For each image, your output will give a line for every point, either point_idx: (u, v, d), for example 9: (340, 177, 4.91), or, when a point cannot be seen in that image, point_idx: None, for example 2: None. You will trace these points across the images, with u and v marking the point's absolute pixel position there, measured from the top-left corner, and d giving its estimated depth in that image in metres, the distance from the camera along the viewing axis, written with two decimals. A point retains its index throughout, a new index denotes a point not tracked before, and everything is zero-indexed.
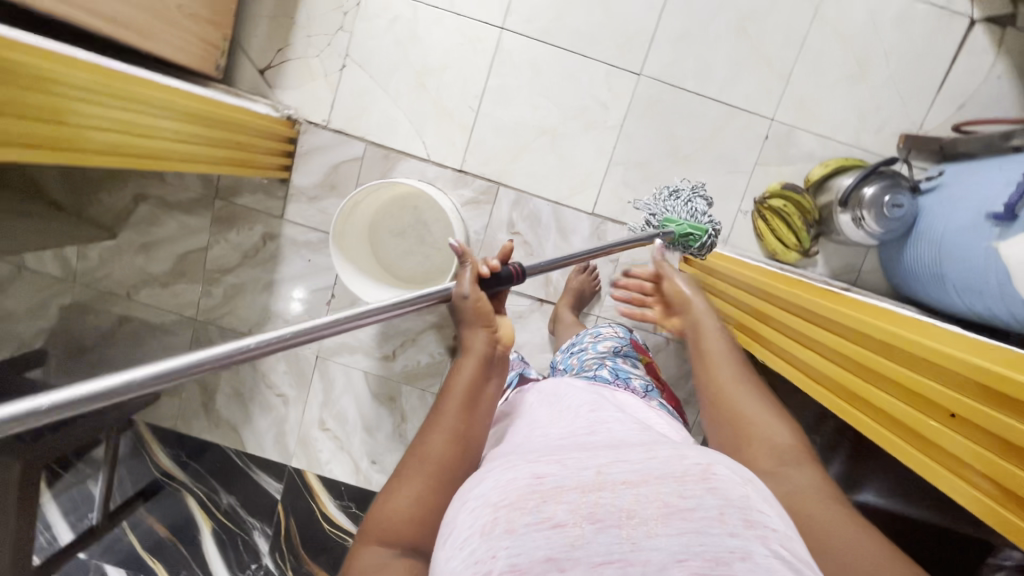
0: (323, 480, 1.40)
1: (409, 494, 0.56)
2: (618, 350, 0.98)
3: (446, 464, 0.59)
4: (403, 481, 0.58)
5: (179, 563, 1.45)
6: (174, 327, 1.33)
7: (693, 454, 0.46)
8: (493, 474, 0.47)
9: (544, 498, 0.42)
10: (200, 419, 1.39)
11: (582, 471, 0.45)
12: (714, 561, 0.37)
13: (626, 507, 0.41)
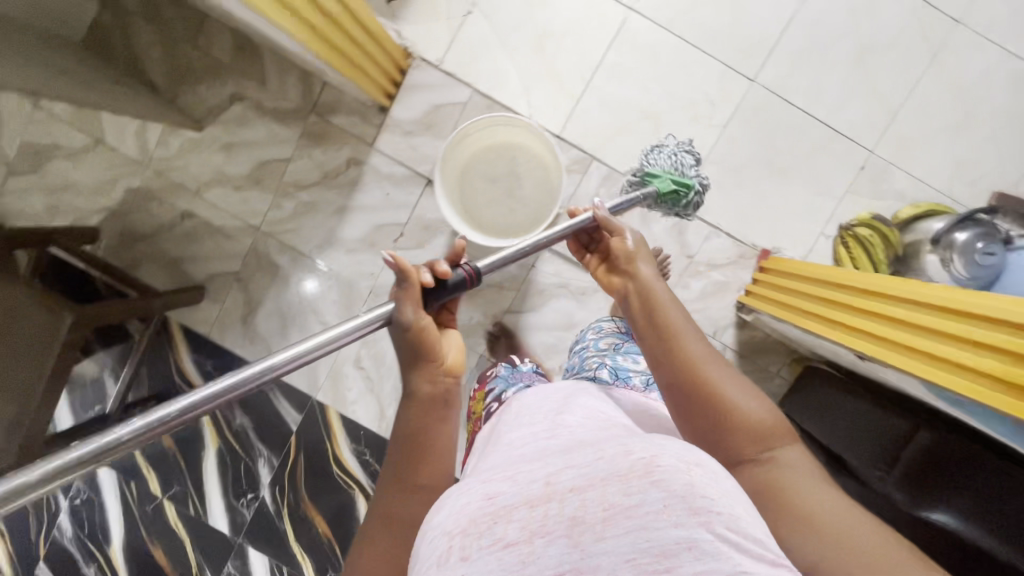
0: (344, 420, 1.37)
1: (382, 526, 0.61)
2: (620, 346, 0.95)
3: (405, 487, 0.62)
4: (374, 515, 0.62)
5: (176, 475, 1.42)
6: (235, 234, 1.32)
7: (637, 448, 0.47)
8: (449, 498, 0.52)
9: (495, 518, 0.47)
10: (235, 332, 1.35)
11: (529, 487, 0.49)
12: (662, 555, 0.42)
13: (572, 515, 0.45)
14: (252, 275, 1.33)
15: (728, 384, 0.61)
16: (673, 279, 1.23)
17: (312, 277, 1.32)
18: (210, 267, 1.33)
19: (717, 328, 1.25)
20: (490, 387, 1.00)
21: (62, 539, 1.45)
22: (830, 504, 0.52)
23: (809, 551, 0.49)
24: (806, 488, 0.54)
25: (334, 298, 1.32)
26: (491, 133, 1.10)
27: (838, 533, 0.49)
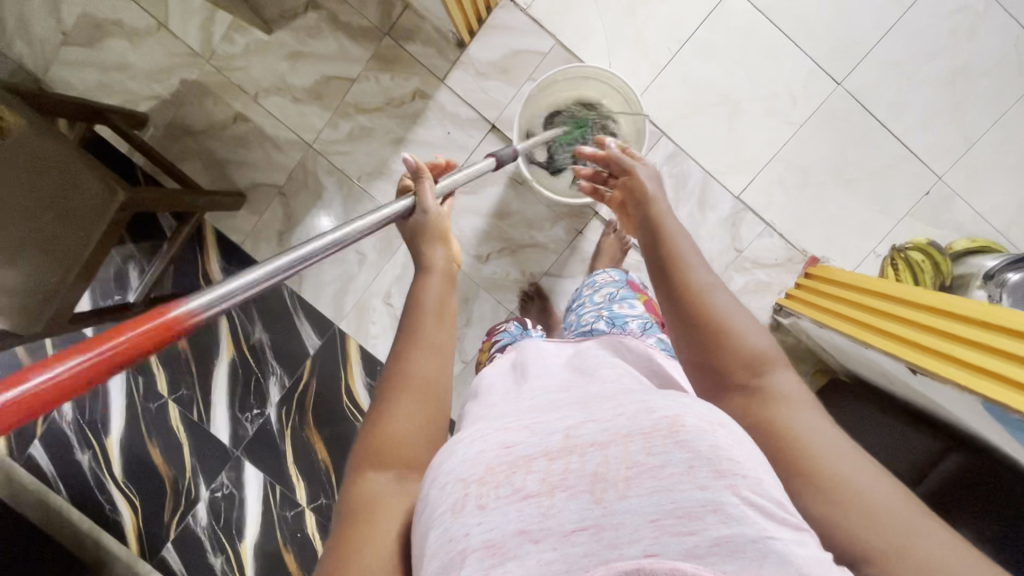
0: (362, 352, 1.35)
1: (405, 417, 0.55)
2: (615, 297, 0.88)
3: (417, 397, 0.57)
4: (394, 403, 0.55)
5: (185, 378, 1.42)
6: (285, 146, 1.29)
7: (659, 405, 0.43)
8: (462, 441, 0.46)
9: (514, 468, 0.42)
10: (269, 246, 1.33)
11: (548, 436, 0.44)
12: (685, 517, 0.37)
13: (593, 471, 0.41)
14: (296, 191, 1.30)
15: (728, 312, 0.56)
16: (719, 270, 1.22)
17: (357, 205, 1.29)
18: (254, 176, 1.30)
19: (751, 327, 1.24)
20: (497, 339, 1.01)
21: (62, 422, 1.47)
22: (851, 459, 0.47)
23: (833, 525, 0.44)
24: (816, 430, 0.49)
25: (375, 229, 1.30)
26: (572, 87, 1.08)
27: (864, 500, 0.44)
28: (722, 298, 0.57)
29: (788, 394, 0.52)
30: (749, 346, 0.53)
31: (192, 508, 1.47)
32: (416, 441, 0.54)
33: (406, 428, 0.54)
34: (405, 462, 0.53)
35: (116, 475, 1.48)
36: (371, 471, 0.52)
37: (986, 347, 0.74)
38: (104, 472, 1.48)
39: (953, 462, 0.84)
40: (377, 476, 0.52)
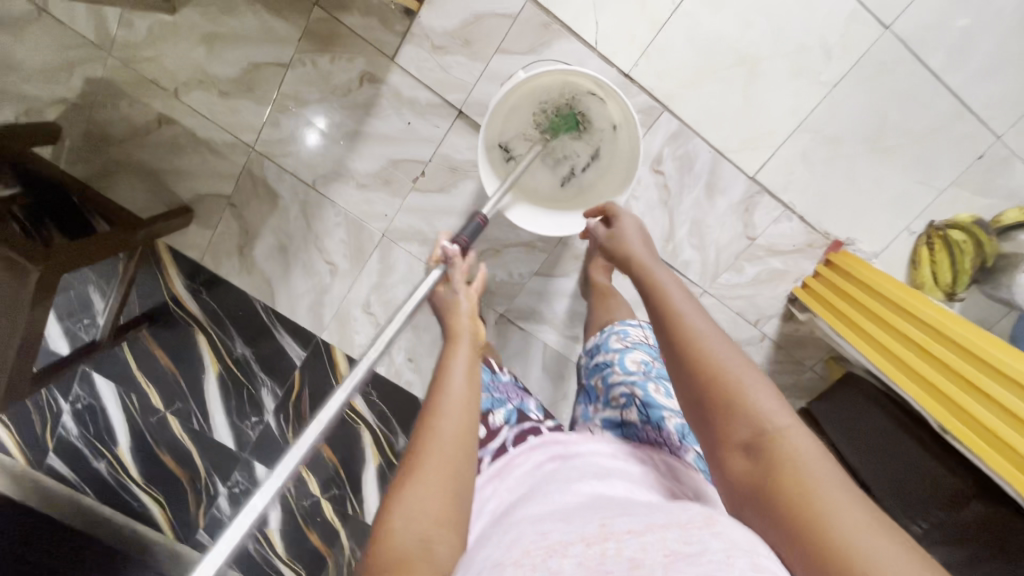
0: (349, 362, 1.29)
1: (426, 488, 0.49)
2: (650, 370, 0.75)
3: (455, 456, 0.53)
4: (414, 476, 0.50)
5: (176, 393, 1.39)
6: (224, 150, 1.11)
7: (696, 509, 0.42)
8: (491, 544, 0.45)
9: (549, 554, 0.39)
10: (232, 260, 1.22)
11: (583, 526, 0.42)
12: None
13: (631, 557, 0.37)
14: (248, 200, 1.16)
15: (721, 346, 0.50)
16: (728, 261, 1.09)
17: (318, 211, 1.15)
18: (198, 186, 1.16)
19: (762, 317, 1.14)
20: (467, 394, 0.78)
21: (70, 437, 1.49)
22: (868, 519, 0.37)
23: None
24: (833, 489, 0.39)
25: (342, 237, 1.17)
26: (548, 76, 0.85)
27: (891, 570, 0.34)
28: (714, 335, 0.51)
29: (791, 432, 0.44)
30: (745, 385, 0.47)
31: (213, 501, 1.53)
32: (447, 507, 0.48)
33: (423, 504, 0.48)
34: (435, 524, 0.46)
35: (135, 477, 1.53)
36: (396, 522, 0.46)
37: (1002, 406, 0.74)
38: (123, 476, 1.53)
39: (973, 512, 0.84)
40: (403, 526, 0.45)
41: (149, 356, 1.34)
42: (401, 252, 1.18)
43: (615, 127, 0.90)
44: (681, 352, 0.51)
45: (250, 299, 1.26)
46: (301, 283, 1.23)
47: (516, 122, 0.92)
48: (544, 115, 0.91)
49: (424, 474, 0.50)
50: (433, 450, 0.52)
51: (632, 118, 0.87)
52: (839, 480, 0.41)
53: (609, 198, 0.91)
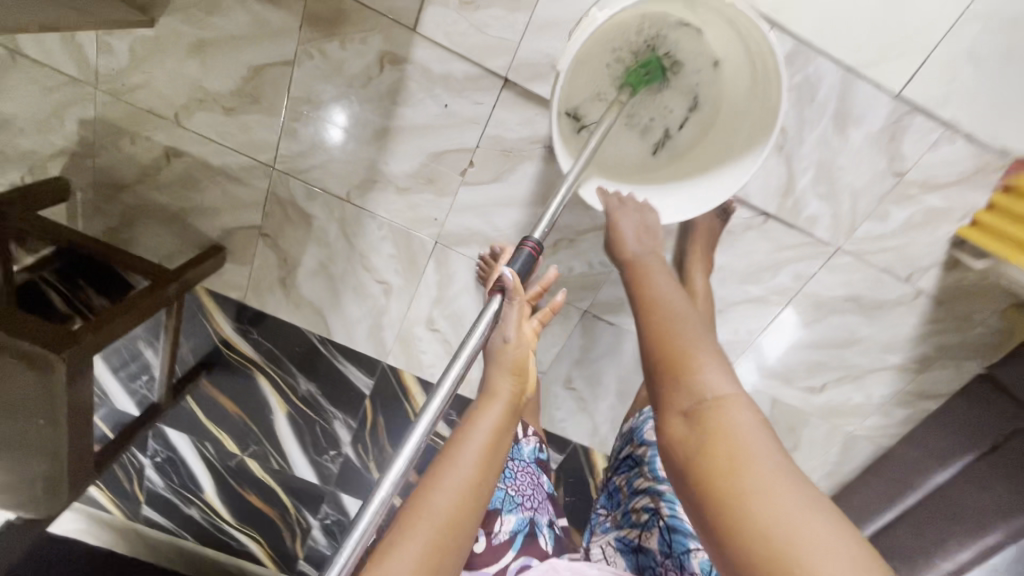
0: (421, 382, 1.17)
1: (409, 553, 0.46)
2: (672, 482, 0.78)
3: (449, 522, 0.49)
4: (402, 530, 0.48)
5: (250, 436, 1.32)
6: (242, 175, 0.96)
7: None
8: None
9: None
10: (276, 294, 1.10)
11: None
12: None
13: None
14: (280, 227, 1.01)
15: (682, 331, 0.58)
16: (868, 206, 0.87)
17: (358, 227, 0.99)
18: (224, 220, 1.02)
19: (914, 270, 0.91)
20: None
21: (157, 488, 1.45)
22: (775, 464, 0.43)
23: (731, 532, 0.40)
24: (749, 437, 0.45)
25: (390, 251, 1.01)
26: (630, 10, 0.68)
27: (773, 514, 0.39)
28: (687, 324, 0.59)
29: (728, 402, 0.49)
30: (693, 365, 0.53)
31: (308, 534, 1.49)
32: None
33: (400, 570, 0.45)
34: None
35: (229, 519, 1.50)
36: None
37: None
38: (217, 519, 1.50)
39: None
40: None
41: (212, 402, 1.26)
42: (459, 258, 1.01)
43: (717, 63, 0.73)
44: (655, 342, 0.59)
45: (303, 332, 1.15)
46: (356, 309, 1.09)
47: (584, 79, 0.75)
48: (622, 63, 0.75)
49: (438, 487, 0.51)
50: (451, 470, 0.52)
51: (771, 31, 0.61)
52: (759, 433, 0.46)
53: (713, 161, 0.76)
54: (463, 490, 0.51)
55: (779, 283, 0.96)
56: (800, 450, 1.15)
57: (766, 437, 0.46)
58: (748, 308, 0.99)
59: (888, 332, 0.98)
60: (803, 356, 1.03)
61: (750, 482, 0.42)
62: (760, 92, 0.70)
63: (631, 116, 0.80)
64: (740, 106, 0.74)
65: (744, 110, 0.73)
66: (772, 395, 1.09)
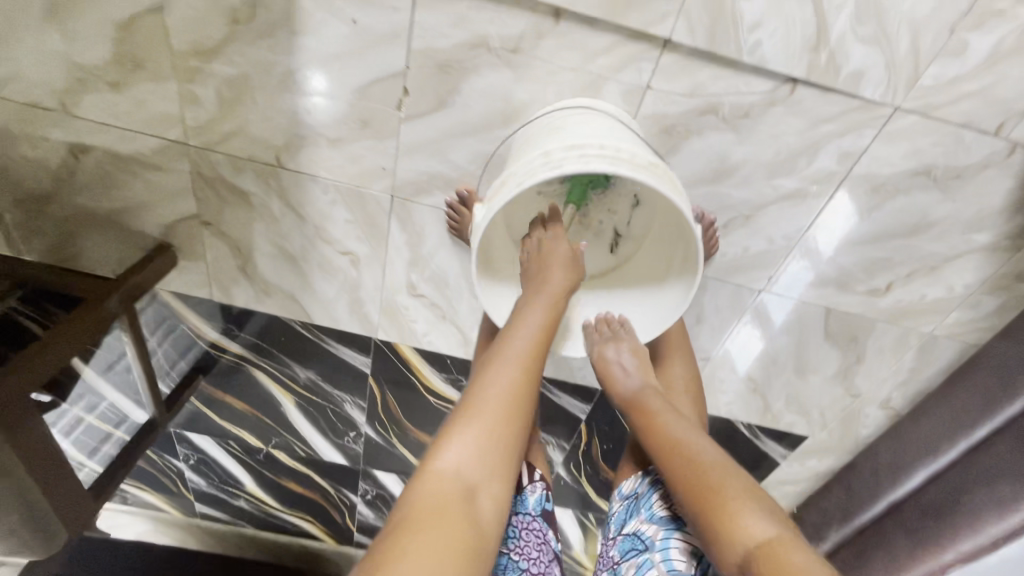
0: (421, 352, 1.05)
1: (475, 435, 0.54)
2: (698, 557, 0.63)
3: (516, 400, 0.57)
4: (464, 418, 0.55)
5: (269, 430, 1.28)
6: (160, 160, 0.83)
7: None
8: None
9: None
10: (243, 285, 1.00)
11: None
12: None
13: None
14: (220, 211, 0.89)
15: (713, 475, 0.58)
16: (937, 41, 0.63)
17: (303, 197, 0.85)
18: (160, 215, 0.90)
19: (1007, 117, 0.69)
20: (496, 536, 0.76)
21: (201, 487, 1.47)
22: None
23: None
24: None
25: (345, 216, 0.87)
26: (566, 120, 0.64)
27: None
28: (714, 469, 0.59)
29: (776, 543, 0.51)
30: (737, 507, 0.54)
31: (355, 509, 1.48)
32: (496, 452, 0.54)
33: (470, 453, 0.53)
34: (476, 475, 0.52)
35: (277, 505, 1.50)
36: (436, 467, 0.52)
37: None
38: (265, 507, 1.51)
39: None
40: (443, 469, 0.51)
41: (221, 402, 1.22)
42: (424, 210, 0.85)
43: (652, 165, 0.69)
44: (681, 482, 0.60)
45: (284, 319, 1.04)
46: (329, 287, 0.97)
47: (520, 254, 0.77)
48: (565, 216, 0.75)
49: (493, 371, 0.58)
50: (507, 352, 0.60)
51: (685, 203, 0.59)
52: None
53: (661, 261, 0.76)
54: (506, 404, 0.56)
55: (822, 170, 0.75)
56: (866, 362, 0.98)
57: (811, 565, 0.48)
58: (781, 207, 0.79)
59: (970, 205, 0.77)
60: (860, 254, 0.84)
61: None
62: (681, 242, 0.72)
63: (583, 225, 0.78)
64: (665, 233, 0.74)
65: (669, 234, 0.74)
66: (825, 305, 0.91)
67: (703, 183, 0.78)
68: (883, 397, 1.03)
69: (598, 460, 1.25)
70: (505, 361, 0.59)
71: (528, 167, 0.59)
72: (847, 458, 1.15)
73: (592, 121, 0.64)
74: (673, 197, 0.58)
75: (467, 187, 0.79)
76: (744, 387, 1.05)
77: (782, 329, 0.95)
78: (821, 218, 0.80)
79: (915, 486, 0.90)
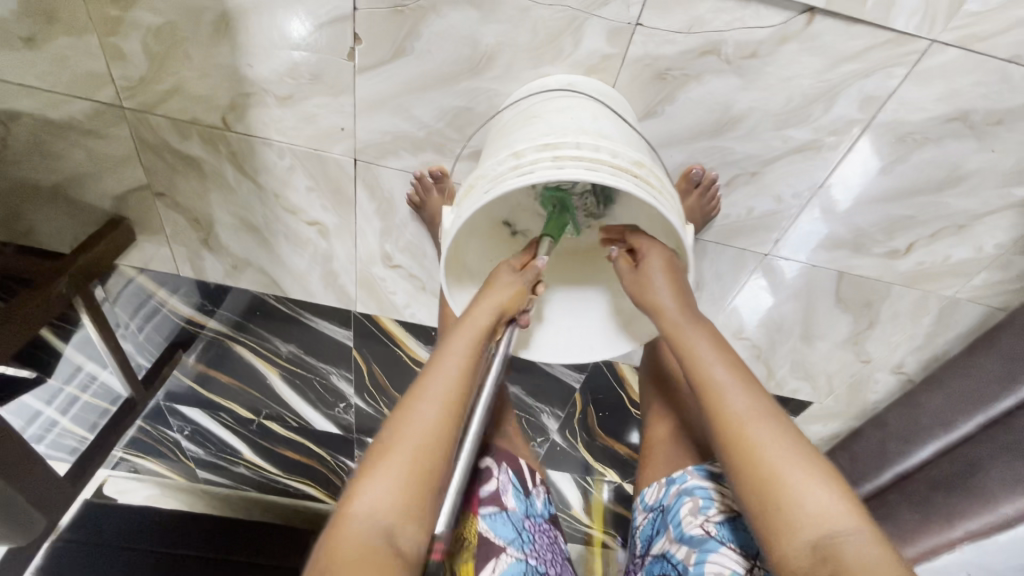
0: (403, 325, 1.00)
1: (392, 486, 0.46)
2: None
3: (439, 440, 0.48)
4: (382, 465, 0.47)
5: (258, 402, 1.25)
6: (95, 126, 0.74)
7: None
8: None
9: None
10: (209, 259, 0.93)
11: None
12: None
13: None
14: (171, 180, 0.81)
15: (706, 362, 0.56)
16: None
17: (258, 163, 0.77)
18: (108, 187, 0.82)
19: None
20: None
21: (199, 455, 1.47)
22: None
23: None
24: None
25: (307, 183, 0.79)
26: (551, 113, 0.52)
27: None
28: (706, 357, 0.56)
29: (755, 421, 0.52)
30: (726, 390, 0.54)
31: (354, 475, 1.47)
32: (420, 501, 0.46)
33: (382, 503, 0.45)
34: (394, 518, 0.45)
35: (277, 471, 1.50)
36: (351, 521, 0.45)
37: None
38: (266, 473, 1.51)
39: None
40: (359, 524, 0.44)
41: (206, 376, 1.19)
42: (392, 174, 0.77)
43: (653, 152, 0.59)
44: (727, 448, 0.52)
45: (258, 294, 0.99)
46: (300, 260, 0.91)
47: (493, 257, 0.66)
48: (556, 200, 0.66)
49: (415, 409, 0.49)
50: (430, 381, 0.51)
51: (682, 225, 0.49)
52: None
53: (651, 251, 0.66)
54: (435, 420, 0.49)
55: (841, 118, 0.65)
56: (879, 327, 0.91)
57: (789, 442, 0.51)
58: (793, 162, 0.70)
59: (1012, 154, 0.67)
60: (880, 212, 0.75)
61: (790, 484, 0.49)
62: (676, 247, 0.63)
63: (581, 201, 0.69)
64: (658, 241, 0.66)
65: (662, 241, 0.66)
66: (837, 269, 0.83)
67: (701, 136, 0.68)
68: (895, 362, 0.97)
69: (594, 426, 1.22)
70: (426, 399, 0.49)
71: (498, 164, 0.48)
72: (854, 423, 1.11)
73: (568, 108, 0.54)
74: (668, 215, 0.47)
75: (439, 167, 0.73)
76: (747, 354, 0.98)
77: (788, 294, 0.87)
78: (838, 173, 0.70)
79: (925, 458, 0.85)
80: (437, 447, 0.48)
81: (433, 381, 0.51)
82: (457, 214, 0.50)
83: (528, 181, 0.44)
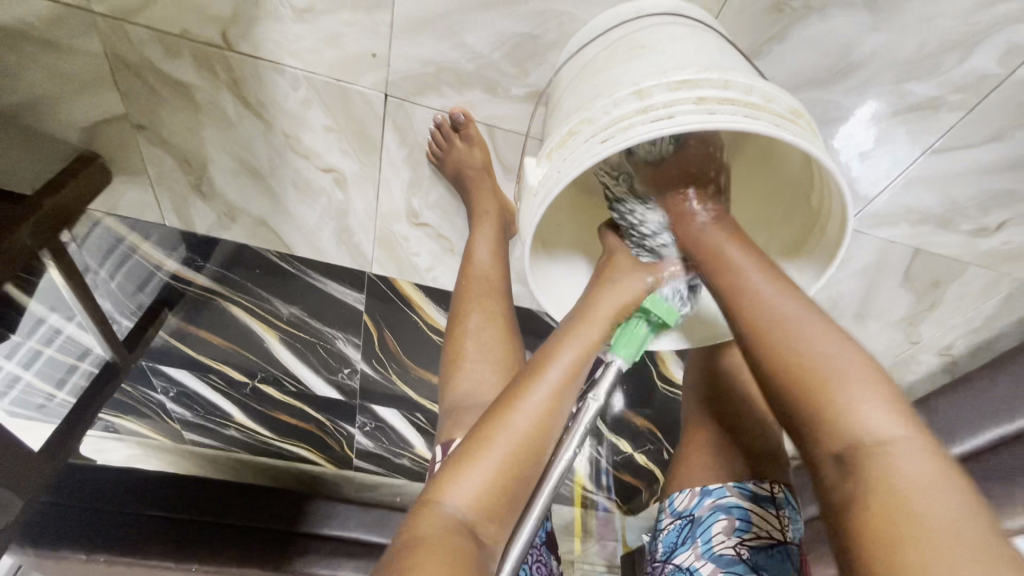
0: (424, 289, 0.90)
1: (476, 476, 0.41)
2: None
3: (535, 435, 0.44)
4: (470, 450, 0.43)
5: (252, 364, 1.15)
6: (56, 35, 0.58)
7: None
8: None
9: None
10: (200, 206, 0.80)
11: None
12: None
13: None
14: (156, 111, 0.67)
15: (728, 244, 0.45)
16: None
17: (265, 92, 0.63)
18: (76, 114, 0.67)
19: None
20: None
21: (186, 416, 1.37)
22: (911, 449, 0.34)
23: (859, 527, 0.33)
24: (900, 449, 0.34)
25: (326, 122, 0.66)
26: (673, 49, 0.41)
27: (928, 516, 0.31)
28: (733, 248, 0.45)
29: (786, 306, 0.40)
30: (731, 251, 0.44)
31: (353, 440, 1.39)
32: (506, 496, 0.42)
33: (466, 500, 0.40)
34: (478, 514, 0.40)
35: (270, 435, 1.41)
36: (439, 500, 0.41)
37: None
38: (258, 436, 1.42)
39: None
40: (451, 506, 0.40)
41: (195, 336, 1.08)
42: (428, 113, 0.65)
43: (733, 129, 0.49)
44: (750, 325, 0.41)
45: (257, 248, 0.87)
46: (309, 212, 0.78)
47: (562, 221, 0.53)
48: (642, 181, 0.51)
49: (518, 402, 0.44)
50: (536, 379, 0.46)
51: (847, 189, 0.38)
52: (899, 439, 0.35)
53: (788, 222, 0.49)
54: (538, 420, 0.44)
55: (975, 72, 0.56)
56: (939, 308, 0.86)
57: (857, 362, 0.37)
58: (854, 130, 0.61)
59: None
60: (982, 185, 0.67)
61: (840, 408, 0.36)
62: (818, 206, 0.46)
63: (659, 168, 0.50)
64: (775, 212, 0.50)
65: (786, 212, 0.49)
66: (915, 245, 0.75)
67: (806, 87, 0.58)
68: (945, 344, 0.93)
69: None
70: (531, 391, 0.45)
71: (614, 104, 0.37)
72: None
73: (689, 40, 0.43)
74: (836, 175, 0.37)
75: (460, 110, 0.63)
76: None
77: (856, 269, 0.80)
78: (952, 137, 0.62)
79: None
80: (529, 438, 0.43)
81: (525, 377, 0.46)
82: (552, 167, 0.40)
83: (672, 129, 0.33)
